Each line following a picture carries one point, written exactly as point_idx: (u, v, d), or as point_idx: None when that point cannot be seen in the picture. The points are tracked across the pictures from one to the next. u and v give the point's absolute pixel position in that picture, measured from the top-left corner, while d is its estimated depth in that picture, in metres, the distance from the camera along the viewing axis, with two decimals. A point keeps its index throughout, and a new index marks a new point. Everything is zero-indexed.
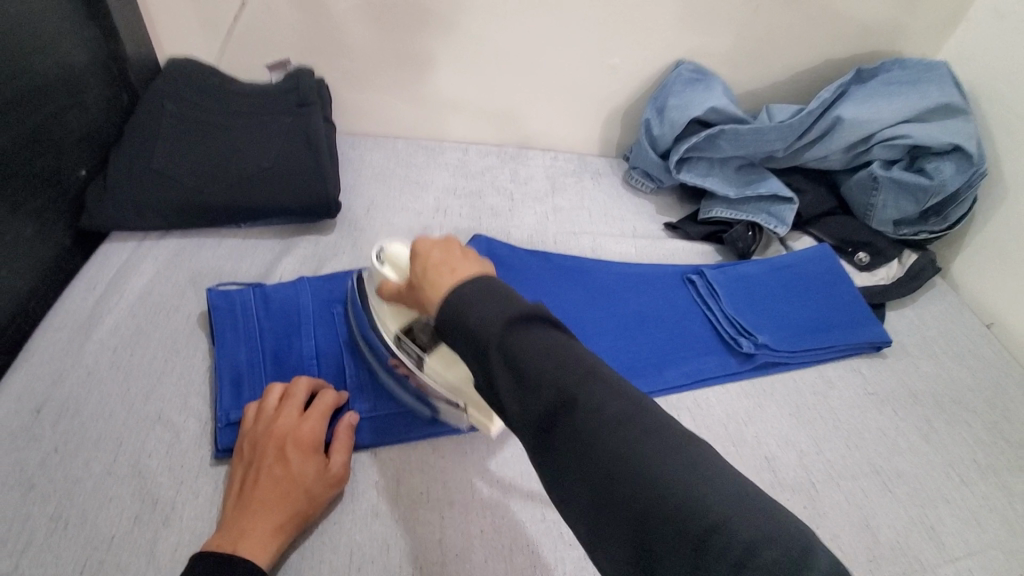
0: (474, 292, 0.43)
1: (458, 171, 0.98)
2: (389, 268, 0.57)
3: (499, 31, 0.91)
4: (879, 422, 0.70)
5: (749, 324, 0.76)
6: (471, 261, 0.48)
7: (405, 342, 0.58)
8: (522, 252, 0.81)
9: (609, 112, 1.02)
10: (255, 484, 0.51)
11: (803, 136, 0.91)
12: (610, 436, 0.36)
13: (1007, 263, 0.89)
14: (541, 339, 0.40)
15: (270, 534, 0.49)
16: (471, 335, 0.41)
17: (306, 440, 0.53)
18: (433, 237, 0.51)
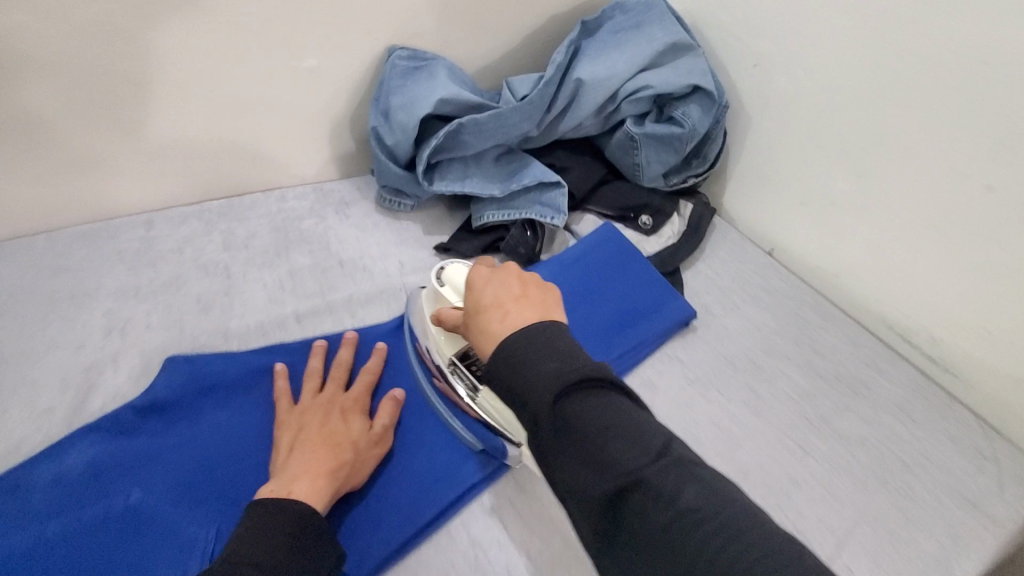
0: (526, 345, 0.44)
1: (139, 260, 0.69)
2: (448, 290, 0.61)
3: (118, 60, 0.63)
4: (708, 414, 0.64)
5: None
6: (530, 306, 0.49)
7: (461, 367, 0.60)
8: (241, 357, 0.60)
9: (329, 126, 0.81)
10: (307, 437, 0.54)
11: (550, 108, 0.80)
12: (682, 523, 0.37)
13: (770, 187, 0.89)
14: (603, 415, 0.41)
15: (323, 480, 0.51)
16: (521, 392, 0.42)
17: (351, 405, 0.58)
18: (489, 272, 0.52)
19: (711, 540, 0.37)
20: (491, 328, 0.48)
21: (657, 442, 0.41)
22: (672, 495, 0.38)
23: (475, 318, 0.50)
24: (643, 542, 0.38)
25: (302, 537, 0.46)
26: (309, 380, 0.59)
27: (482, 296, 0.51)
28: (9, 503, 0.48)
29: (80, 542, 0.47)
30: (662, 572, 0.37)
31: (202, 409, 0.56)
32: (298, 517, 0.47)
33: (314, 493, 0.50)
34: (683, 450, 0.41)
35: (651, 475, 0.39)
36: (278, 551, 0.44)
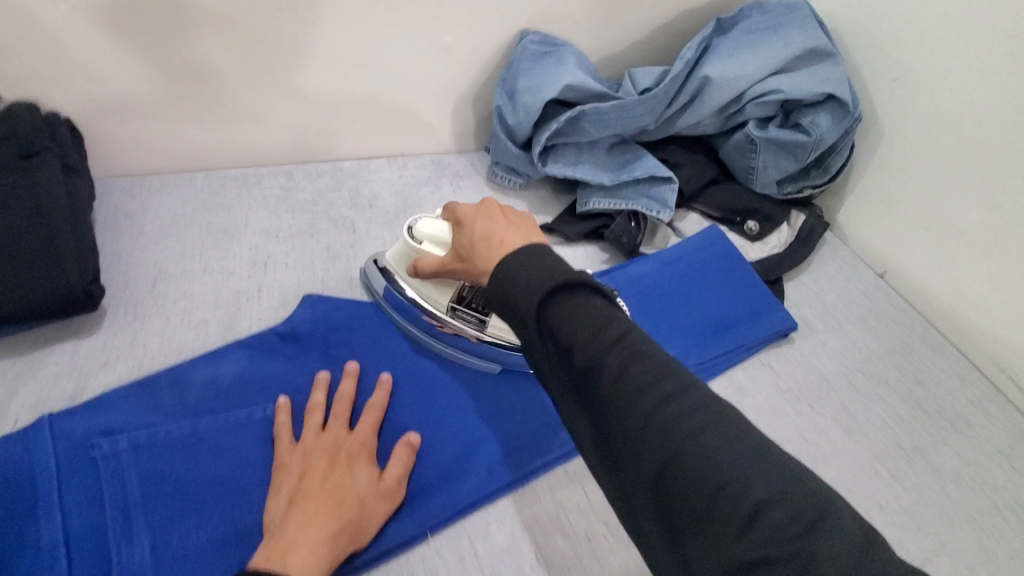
0: (515, 264, 0.44)
1: (281, 204, 0.78)
2: (427, 246, 0.59)
3: (294, 22, 0.70)
4: (797, 424, 0.64)
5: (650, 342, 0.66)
6: (520, 232, 0.50)
7: (460, 310, 0.61)
8: (369, 310, 0.64)
9: (454, 101, 0.86)
10: (309, 487, 0.47)
11: (671, 103, 0.80)
12: (642, 405, 0.38)
13: (891, 208, 0.85)
14: (577, 303, 0.42)
15: (326, 546, 0.43)
16: (511, 302, 0.43)
17: (358, 452, 0.50)
18: (473, 206, 0.53)
19: (661, 412, 0.37)
20: (490, 253, 0.48)
21: (620, 329, 0.41)
22: (628, 375, 0.39)
23: (472, 248, 0.50)
24: (605, 422, 0.39)
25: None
26: (313, 418, 0.52)
27: (472, 230, 0.52)
28: (170, 393, 0.53)
29: (225, 442, 0.50)
30: (614, 433, 0.39)
31: (329, 347, 0.60)
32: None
33: (313, 564, 0.42)
34: (644, 336, 0.41)
35: (612, 359, 0.40)
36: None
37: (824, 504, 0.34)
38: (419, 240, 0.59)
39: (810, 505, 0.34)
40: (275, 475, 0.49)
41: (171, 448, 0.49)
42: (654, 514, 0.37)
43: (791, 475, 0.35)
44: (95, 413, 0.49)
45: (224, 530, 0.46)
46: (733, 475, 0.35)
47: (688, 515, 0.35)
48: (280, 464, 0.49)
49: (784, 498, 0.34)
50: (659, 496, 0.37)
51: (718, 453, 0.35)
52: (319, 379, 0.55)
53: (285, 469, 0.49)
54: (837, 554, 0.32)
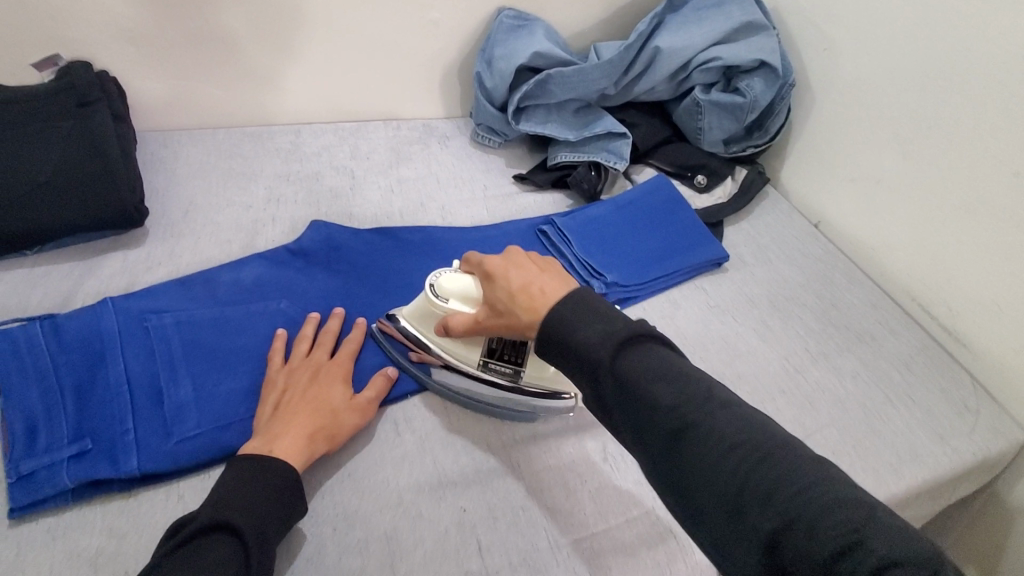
0: (567, 312, 0.48)
1: (291, 155, 0.91)
2: (454, 301, 0.59)
3: None
4: (720, 331, 0.76)
5: (599, 264, 0.78)
6: (554, 280, 0.53)
7: (492, 364, 0.61)
8: (364, 234, 0.76)
9: (442, 70, 0.99)
10: (291, 398, 0.56)
11: (628, 70, 0.93)
12: (735, 464, 0.40)
13: (823, 163, 0.96)
14: (654, 360, 0.45)
15: (303, 441, 0.53)
16: (580, 354, 0.46)
17: (337, 372, 0.60)
18: (501, 256, 0.56)
19: (757, 470, 0.40)
20: (531, 302, 0.51)
21: (701, 388, 0.44)
22: (717, 434, 0.41)
23: (511, 299, 0.53)
24: (699, 485, 0.41)
25: (288, 487, 0.49)
26: (298, 348, 0.61)
27: (506, 280, 0.54)
28: (203, 287, 0.66)
29: (247, 322, 0.63)
30: (708, 496, 0.41)
31: (330, 260, 0.73)
32: (283, 475, 0.50)
33: (292, 451, 0.52)
34: (723, 391, 0.44)
35: (698, 419, 0.42)
36: (270, 504, 0.48)
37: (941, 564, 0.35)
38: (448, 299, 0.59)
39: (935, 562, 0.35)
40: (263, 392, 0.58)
41: (205, 323, 0.62)
42: None
43: (900, 531, 0.37)
44: (146, 296, 0.62)
45: (246, 381, 0.59)
46: (853, 536, 0.36)
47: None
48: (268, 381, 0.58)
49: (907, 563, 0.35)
50: (771, 556, 0.38)
51: (825, 506, 0.38)
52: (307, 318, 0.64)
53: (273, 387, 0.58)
54: None
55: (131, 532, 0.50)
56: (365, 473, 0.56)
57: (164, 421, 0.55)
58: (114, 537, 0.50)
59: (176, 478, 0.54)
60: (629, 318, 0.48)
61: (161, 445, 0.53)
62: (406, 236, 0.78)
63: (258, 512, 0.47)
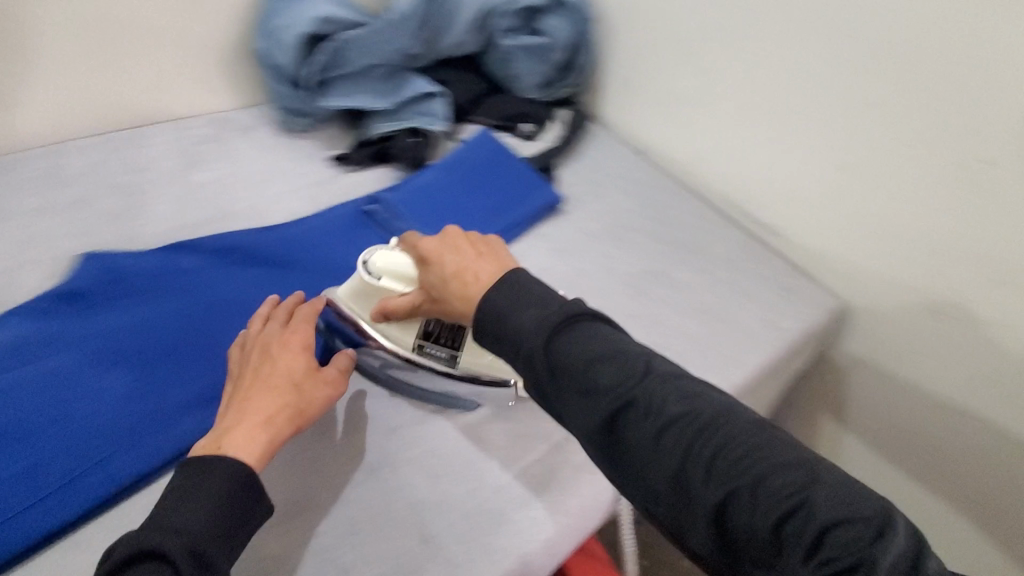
0: (502, 296, 0.46)
1: (45, 180, 0.75)
2: (385, 281, 0.59)
3: None
4: (565, 272, 0.76)
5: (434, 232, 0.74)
6: (489, 264, 0.50)
7: (427, 346, 0.60)
8: (150, 255, 0.65)
9: (219, 55, 0.87)
10: (247, 382, 0.51)
11: (423, 25, 0.87)
12: (681, 437, 0.40)
13: (629, 91, 0.95)
14: (586, 339, 0.44)
15: (259, 430, 0.48)
16: (512, 339, 0.45)
17: (298, 339, 0.54)
18: (434, 239, 0.54)
19: (705, 443, 0.39)
20: (465, 295, 0.49)
21: (639, 361, 0.43)
22: (660, 406, 0.41)
23: (444, 286, 0.51)
24: (641, 459, 0.41)
25: (240, 488, 0.44)
26: (280, 314, 0.57)
27: (440, 266, 0.52)
28: None
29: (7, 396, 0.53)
30: (659, 478, 0.40)
31: (112, 295, 0.61)
32: (231, 473, 0.45)
33: (248, 445, 0.47)
34: (662, 363, 0.43)
35: (640, 394, 0.42)
36: (214, 513, 0.43)
37: (890, 518, 0.36)
38: (382, 278, 0.59)
39: (881, 521, 0.36)
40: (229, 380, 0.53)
41: None
42: (715, 549, 0.39)
43: (848, 486, 0.37)
44: None
45: (17, 467, 0.50)
46: (800, 501, 0.37)
47: (741, 536, 0.38)
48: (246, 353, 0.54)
49: (849, 521, 0.36)
50: (718, 526, 0.38)
51: (769, 471, 0.38)
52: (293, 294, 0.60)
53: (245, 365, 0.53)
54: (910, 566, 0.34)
55: None
56: None
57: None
58: None
59: None
60: (563, 300, 0.47)
61: None
62: (203, 243, 0.68)
63: (197, 524, 0.42)
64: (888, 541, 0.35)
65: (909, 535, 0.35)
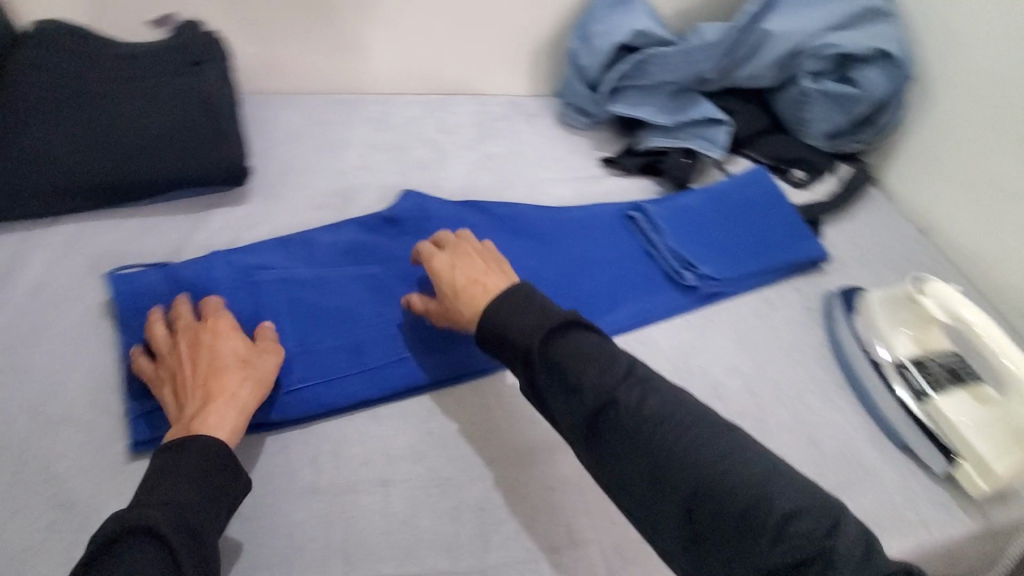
0: (505, 301, 0.50)
1: (380, 124, 0.91)
2: (929, 302, 0.66)
3: None
4: (817, 335, 0.73)
5: (693, 256, 0.74)
6: (499, 276, 0.56)
7: (907, 371, 0.66)
8: (454, 204, 0.74)
9: (530, 47, 0.96)
10: (184, 377, 0.51)
11: (728, 53, 0.87)
12: (660, 437, 0.44)
13: (934, 166, 0.87)
14: (578, 343, 0.48)
15: (233, 414, 0.49)
16: (514, 343, 0.49)
17: (223, 325, 0.55)
18: (445, 256, 0.57)
19: (678, 447, 0.44)
20: (474, 300, 0.54)
21: (621, 363, 0.47)
22: (636, 409, 0.45)
23: (454, 295, 0.55)
24: (622, 451, 0.45)
25: (217, 474, 0.46)
26: (211, 317, 0.55)
27: (449, 277, 0.56)
28: (302, 250, 0.67)
29: (344, 287, 0.64)
30: (637, 473, 0.44)
31: (421, 232, 0.72)
32: (209, 453, 0.46)
33: (220, 423, 0.48)
34: (644, 370, 0.48)
35: (621, 394, 0.46)
36: (205, 496, 0.44)
37: (841, 514, 0.42)
38: (932, 300, 0.66)
39: (845, 522, 0.41)
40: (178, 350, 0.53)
41: (305, 282, 0.63)
42: (684, 542, 0.43)
43: (805, 488, 0.43)
44: (253, 254, 0.64)
45: (345, 340, 0.59)
46: (765, 499, 0.41)
47: (707, 535, 0.42)
48: (161, 363, 0.53)
49: (809, 517, 0.41)
50: (690, 518, 0.42)
51: (731, 474, 0.42)
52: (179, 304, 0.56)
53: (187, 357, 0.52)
54: (851, 556, 0.40)
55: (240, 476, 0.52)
56: (455, 442, 0.55)
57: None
58: None
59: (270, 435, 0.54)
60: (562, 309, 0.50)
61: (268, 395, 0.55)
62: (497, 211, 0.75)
63: (172, 510, 0.42)
64: (834, 538, 0.40)
65: (857, 527, 0.41)
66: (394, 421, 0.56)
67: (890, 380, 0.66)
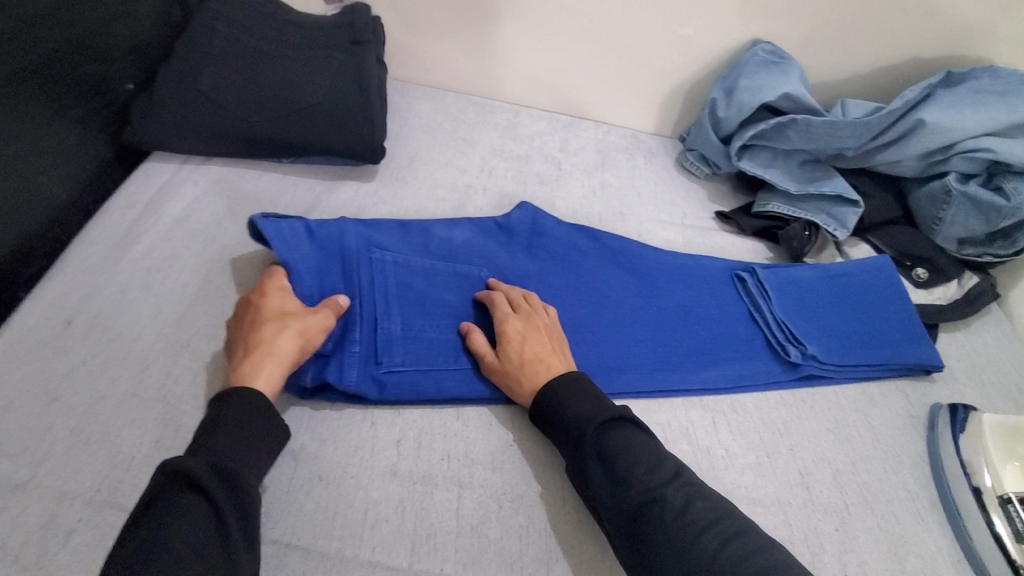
0: (568, 388, 0.53)
1: (506, 132, 0.94)
2: None
3: None
4: (917, 445, 0.68)
5: (800, 332, 0.71)
6: (560, 358, 0.58)
7: (1011, 506, 0.60)
8: (567, 226, 0.74)
9: (668, 89, 0.96)
10: (237, 333, 0.54)
11: (877, 137, 0.84)
12: (701, 537, 0.43)
13: None
14: (630, 437, 0.50)
15: (276, 365, 0.51)
16: (568, 425, 0.51)
17: (266, 285, 0.56)
18: (517, 321, 0.58)
19: (721, 554, 0.42)
20: (536, 378, 0.56)
21: (672, 467, 0.48)
22: (681, 508, 0.45)
23: (518, 366, 0.56)
24: (660, 548, 0.43)
25: (261, 418, 0.48)
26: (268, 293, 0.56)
27: (517, 347, 0.57)
28: (419, 238, 0.67)
29: (452, 283, 0.64)
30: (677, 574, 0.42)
31: (533, 246, 0.72)
32: (248, 403, 0.48)
33: (264, 375, 0.50)
34: (692, 476, 0.48)
35: (669, 494, 0.46)
36: (250, 448, 0.46)
37: None
38: None
39: None
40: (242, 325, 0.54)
41: (420, 270, 0.64)
42: None
43: None
44: (375, 229, 0.66)
45: (447, 336, 0.60)
46: None
47: None
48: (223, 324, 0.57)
49: None
50: None
51: None
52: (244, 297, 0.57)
53: (236, 330, 0.54)
54: None
55: (330, 440, 0.54)
56: (534, 461, 0.56)
57: (376, 348, 0.57)
58: (317, 440, 0.54)
59: (365, 405, 0.56)
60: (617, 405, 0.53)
61: (371, 370, 0.56)
62: (609, 242, 0.74)
63: (218, 457, 0.44)
64: None
65: None
66: (476, 424, 0.57)
67: (989, 510, 0.61)
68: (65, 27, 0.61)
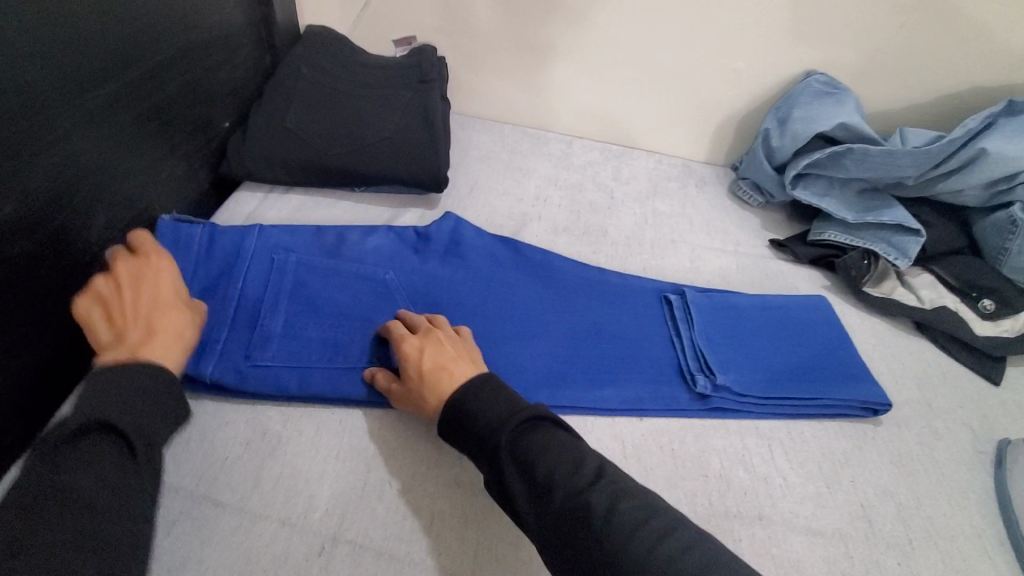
0: (476, 393, 0.51)
1: (560, 162, 0.98)
2: None
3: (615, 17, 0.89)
4: (986, 482, 0.66)
5: (713, 361, 0.68)
6: (465, 361, 0.57)
7: None
8: (489, 238, 0.76)
9: (719, 120, 0.98)
10: (121, 307, 0.54)
11: (938, 165, 0.82)
12: (633, 543, 0.41)
13: None
14: (548, 439, 0.48)
15: (174, 344, 0.53)
16: (482, 438, 0.49)
17: (154, 266, 0.58)
18: (413, 339, 0.58)
19: (654, 557, 0.40)
20: (439, 386, 0.54)
21: (590, 466, 0.46)
22: (606, 513, 0.43)
23: (421, 380, 0.55)
24: (591, 559, 0.42)
25: (163, 385, 0.49)
26: (150, 256, 0.59)
27: (416, 361, 0.56)
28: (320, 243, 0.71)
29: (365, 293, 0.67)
30: None
31: (486, 264, 0.74)
32: (156, 370, 0.49)
33: (163, 352, 0.52)
34: (616, 471, 0.47)
35: (589, 497, 0.44)
36: (149, 402, 0.47)
37: None
38: None
39: None
40: (120, 290, 0.55)
41: (317, 270, 0.68)
42: None
43: None
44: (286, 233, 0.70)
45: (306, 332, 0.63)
46: None
47: None
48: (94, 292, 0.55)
49: None
50: None
51: None
52: (116, 249, 0.59)
53: (122, 302, 0.54)
54: None
55: (398, 449, 0.58)
56: None
57: (248, 343, 0.61)
58: (387, 448, 0.58)
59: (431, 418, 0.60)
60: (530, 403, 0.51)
61: (236, 362, 0.59)
62: (528, 253, 0.76)
63: (129, 416, 0.45)
64: None
65: None
66: None
67: None
68: (182, 75, 0.70)
